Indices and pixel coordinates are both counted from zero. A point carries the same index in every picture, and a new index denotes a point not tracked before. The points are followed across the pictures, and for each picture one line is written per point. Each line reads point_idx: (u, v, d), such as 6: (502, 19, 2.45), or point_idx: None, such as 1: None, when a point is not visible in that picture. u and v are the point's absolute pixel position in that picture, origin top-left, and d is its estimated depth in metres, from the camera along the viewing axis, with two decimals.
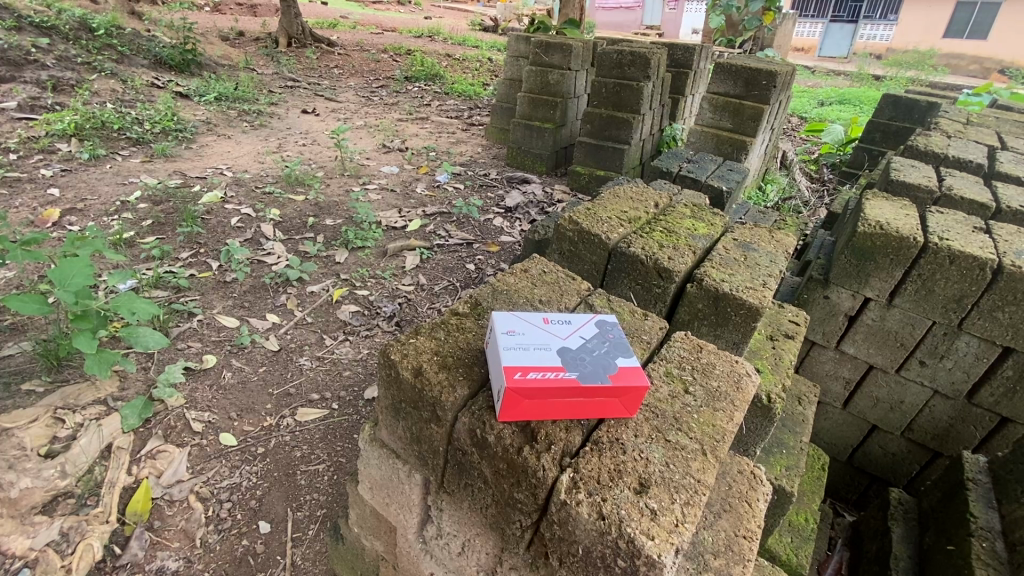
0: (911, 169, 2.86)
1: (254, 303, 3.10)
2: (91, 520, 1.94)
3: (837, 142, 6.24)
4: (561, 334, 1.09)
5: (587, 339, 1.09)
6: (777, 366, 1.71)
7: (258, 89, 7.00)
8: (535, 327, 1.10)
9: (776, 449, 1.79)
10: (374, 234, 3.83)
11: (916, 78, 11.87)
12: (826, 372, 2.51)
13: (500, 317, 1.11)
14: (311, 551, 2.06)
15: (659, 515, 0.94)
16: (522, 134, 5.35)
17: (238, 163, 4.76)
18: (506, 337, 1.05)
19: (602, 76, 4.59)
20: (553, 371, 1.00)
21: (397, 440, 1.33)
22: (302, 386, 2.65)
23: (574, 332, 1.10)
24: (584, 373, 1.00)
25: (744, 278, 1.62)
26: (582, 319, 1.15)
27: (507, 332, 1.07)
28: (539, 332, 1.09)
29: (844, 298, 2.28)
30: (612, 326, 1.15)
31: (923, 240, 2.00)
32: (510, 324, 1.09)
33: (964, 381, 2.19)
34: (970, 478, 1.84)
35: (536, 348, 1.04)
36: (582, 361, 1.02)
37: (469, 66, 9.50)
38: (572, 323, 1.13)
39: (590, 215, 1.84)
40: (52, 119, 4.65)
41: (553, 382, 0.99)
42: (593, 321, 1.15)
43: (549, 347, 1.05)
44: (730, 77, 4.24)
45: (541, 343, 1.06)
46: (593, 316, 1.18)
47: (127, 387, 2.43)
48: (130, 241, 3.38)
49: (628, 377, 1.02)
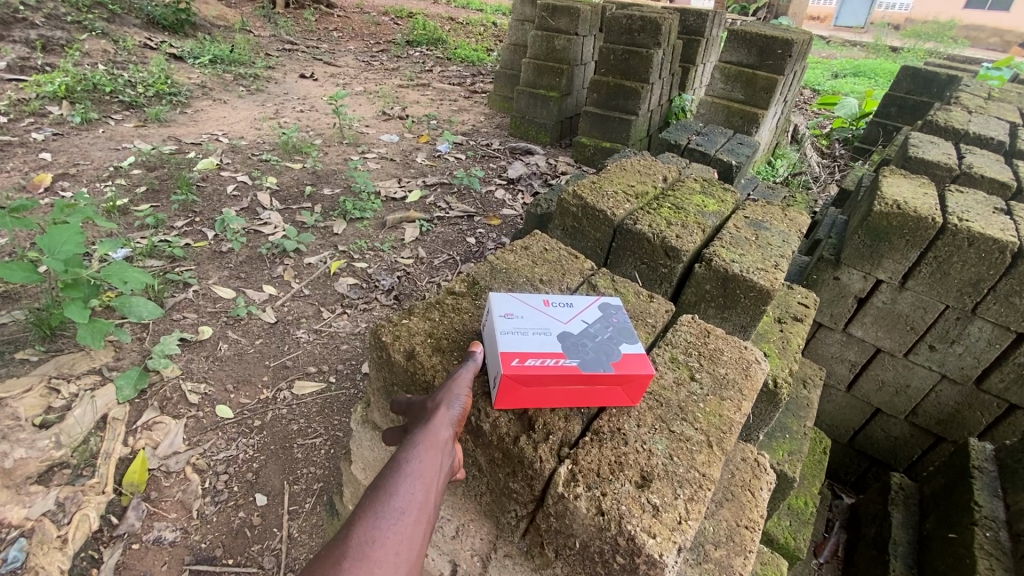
0: (930, 145, 2.75)
1: (250, 274, 3.04)
2: (86, 491, 1.93)
3: (851, 116, 6.01)
4: (562, 318, 1.03)
5: (589, 323, 1.03)
6: (784, 351, 1.65)
7: (255, 52, 6.76)
8: (534, 310, 1.04)
9: (779, 433, 1.76)
10: (373, 206, 3.73)
11: (936, 50, 11.41)
12: (831, 354, 2.44)
13: (498, 299, 1.05)
14: (308, 524, 2.07)
15: (661, 511, 0.89)
16: (526, 102, 5.17)
17: (234, 129, 4.62)
18: (502, 321, 0.99)
19: (611, 43, 4.42)
20: (553, 358, 0.94)
21: (390, 423, 1.30)
22: (298, 359, 2.61)
23: (575, 316, 1.04)
24: (585, 360, 0.95)
25: (754, 259, 1.54)
26: (585, 302, 1.09)
27: (501, 313, 1.01)
28: (538, 315, 1.02)
29: (855, 280, 2.20)
30: (617, 310, 1.08)
31: (941, 220, 1.92)
32: (508, 307, 1.03)
33: (973, 367, 2.15)
34: (976, 466, 1.79)
35: (536, 332, 0.98)
36: (584, 347, 0.97)
37: (472, 30, 9.15)
38: (574, 306, 1.07)
39: (594, 188, 1.76)
40: (42, 81, 4.50)
41: (553, 371, 0.93)
42: (596, 304, 1.09)
43: (549, 332, 0.99)
44: (743, 46, 4.07)
45: (539, 327, 1.00)
46: (596, 296, 1.12)
47: (122, 358, 2.41)
48: (123, 208, 3.31)
49: (632, 365, 0.97)
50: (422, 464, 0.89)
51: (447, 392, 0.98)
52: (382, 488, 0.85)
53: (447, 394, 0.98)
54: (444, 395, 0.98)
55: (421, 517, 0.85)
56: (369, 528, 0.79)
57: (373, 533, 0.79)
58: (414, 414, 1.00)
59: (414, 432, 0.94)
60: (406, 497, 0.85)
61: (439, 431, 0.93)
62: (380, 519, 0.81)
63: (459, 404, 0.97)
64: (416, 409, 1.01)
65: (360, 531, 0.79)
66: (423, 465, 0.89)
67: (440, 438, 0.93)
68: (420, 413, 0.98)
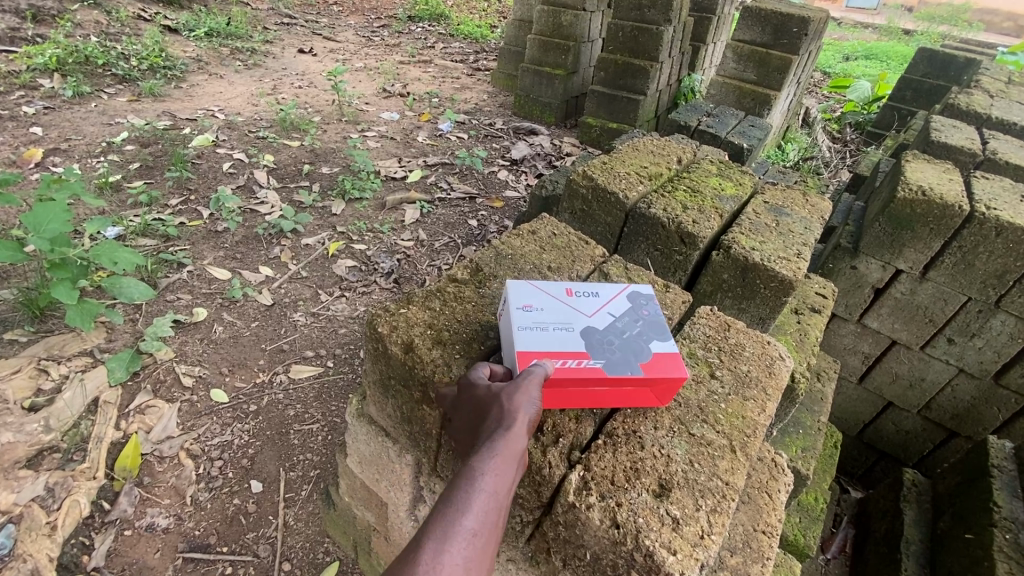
0: (952, 129, 2.63)
1: (246, 254, 2.95)
2: (77, 476, 1.86)
3: (863, 100, 5.81)
4: (586, 311, 0.96)
5: (616, 317, 0.95)
6: (802, 343, 1.57)
7: (252, 25, 6.55)
8: (556, 301, 0.96)
9: (792, 428, 1.69)
10: (372, 185, 3.62)
11: (950, 33, 11.09)
12: (844, 346, 2.37)
13: (516, 288, 0.97)
14: (304, 512, 2.02)
15: (682, 524, 0.83)
16: (531, 80, 5.01)
17: (230, 105, 4.48)
18: (521, 315, 0.92)
19: (619, 19, 4.25)
20: (575, 359, 0.87)
21: (387, 417, 1.24)
22: (295, 343, 2.54)
23: (601, 308, 0.97)
24: (610, 361, 0.88)
25: (776, 247, 1.46)
26: (612, 291, 1.01)
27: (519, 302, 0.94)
28: (560, 307, 0.95)
29: (873, 269, 2.11)
30: (647, 301, 1.01)
31: (969, 208, 1.82)
32: (527, 297, 0.95)
33: (993, 361, 2.07)
34: (995, 465, 1.73)
35: (556, 327, 0.91)
36: (610, 346, 0.90)
37: (475, 6, 8.85)
38: (600, 296, 0.99)
39: (606, 169, 1.66)
40: (33, 52, 4.35)
41: (576, 375, 0.86)
42: (625, 293, 1.01)
43: (571, 327, 0.92)
44: (758, 23, 3.90)
45: (561, 322, 0.92)
46: (625, 284, 1.04)
47: (114, 339, 2.34)
48: (116, 185, 3.21)
49: (663, 366, 0.90)
50: (494, 481, 0.76)
51: (519, 393, 0.82)
52: (453, 499, 0.74)
53: (521, 396, 0.82)
54: (521, 396, 0.82)
55: (490, 540, 0.74)
56: (438, 554, 0.67)
57: (442, 558, 0.67)
58: (479, 409, 0.85)
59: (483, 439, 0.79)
60: (478, 514, 0.73)
61: (515, 437, 0.80)
62: (451, 543, 0.69)
63: (532, 407, 0.82)
64: (480, 400, 0.85)
65: (430, 554, 0.67)
66: (497, 478, 0.76)
67: (514, 450, 0.79)
68: (486, 409, 0.83)
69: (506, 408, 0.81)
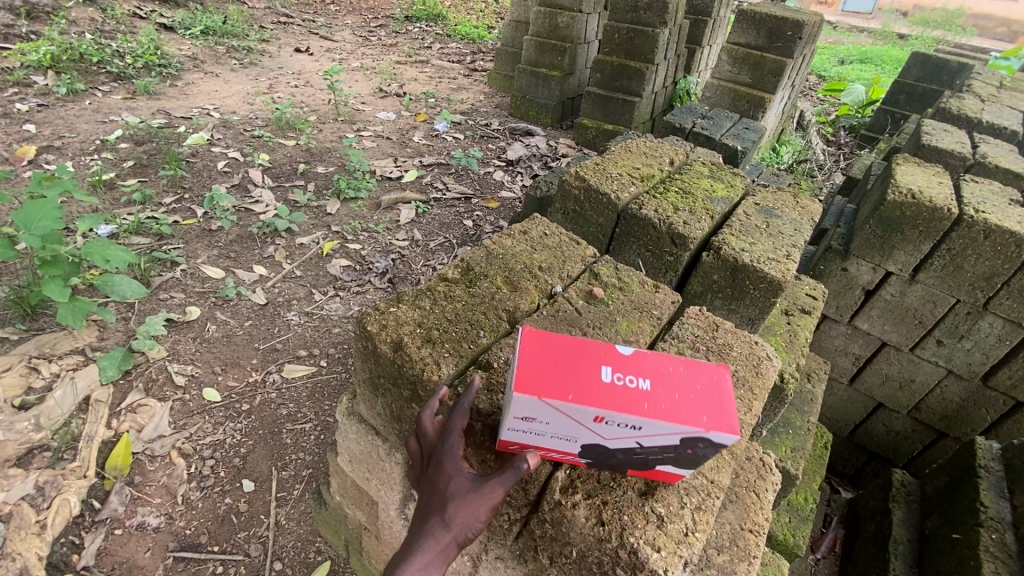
0: (943, 133, 2.65)
1: (240, 253, 2.94)
2: (67, 474, 1.86)
3: (858, 103, 5.82)
4: (607, 436, 0.80)
5: (641, 446, 0.81)
6: (791, 344, 1.59)
7: (249, 24, 6.53)
8: (574, 424, 0.78)
9: (782, 428, 1.71)
10: (367, 184, 3.62)
11: (944, 37, 11.18)
12: (835, 347, 2.39)
13: (527, 403, 0.75)
14: (296, 511, 2.01)
15: (666, 521, 0.85)
16: (527, 81, 5.02)
17: (225, 104, 4.47)
18: (523, 425, 0.81)
19: (615, 21, 4.27)
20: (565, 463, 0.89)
21: (377, 416, 1.24)
22: (289, 342, 2.54)
23: (630, 439, 0.79)
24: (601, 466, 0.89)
25: (766, 248, 1.47)
26: (663, 430, 0.75)
27: (522, 414, 0.78)
28: (575, 429, 0.79)
29: (864, 271, 2.13)
30: (703, 445, 0.77)
31: (957, 212, 1.84)
32: (535, 415, 0.78)
33: (981, 363, 2.09)
34: (982, 465, 1.75)
35: (558, 441, 0.83)
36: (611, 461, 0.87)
37: (473, 6, 8.86)
38: (640, 430, 0.76)
39: (598, 170, 1.67)
40: (27, 49, 4.33)
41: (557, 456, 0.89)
42: (679, 434, 0.76)
43: (577, 443, 0.83)
44: (753, 27, 3.92)
45: (565, 434, 0.81)
46: (693, 427, 0.74)
47: (106, 338, 2.33)
48: (109, 183, 3.20)
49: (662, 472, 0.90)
50: None
51: (466, 508, 0.86)
52: None
53: (467, 512, 0.86)
54: (465, 512, 0.86)
55: None
56: None
57: None
58: (430, 496, 0.90)
59: (419, 537, 0.86)
60: None
61: (449, 543, 0.86)
62: None
63: (479, 524, 0.86)
64: (433, 490, 0.89)
65: None
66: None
67: (444, 558, 0.86)
68: (434, 505, 0.88)
69: (455, 519, 0.85)
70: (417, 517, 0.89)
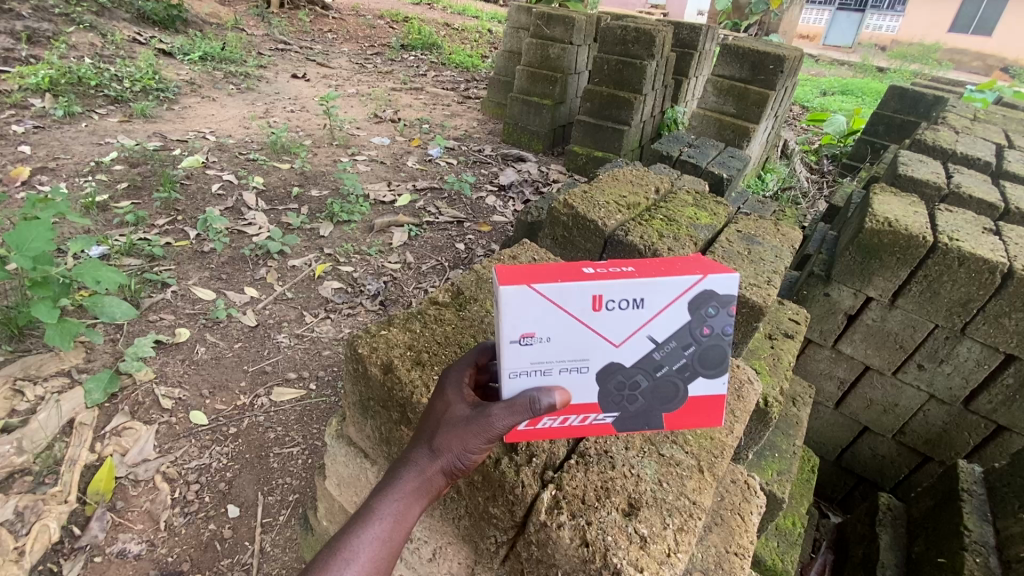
0: (919, 164, 2.75)
1: (231, 275, 2.95)
2: (47, 500, 1.83)
3: (839, 134, 6.12)
4: (615, 338, 0.83)
5: (655, 343, 0.84)
6: (775, 368, 1.62)
7: (246, 50, 6.65)
8: (576, 323, 0.82)
9: (768, 452, 1.73)
10: (361, 208, 3.66)
11: (921, 70, 11.62)
12: (820, 371, 2.43)
13: (517, 304, 0.80)
14: (281, 538, 1.98)
15: (650, 542, 0.87)
16: (520, 109, 5.15)
17: (221, 128, 4.53)
18: (523, 346, 0.83)
19: (605, 53, 4.42)
20: (585, 412, 0.90)
21: (366, 439, 1.25)
22: (278, 364, 2.53)
23: (636, 331, 0.83)
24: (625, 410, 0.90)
25: (747, 274, 1.51)
26: (662, 302, 0.81)
27: (523, 320, 0.81)
28: (580, 332, 0.83)
29: (845, 296, 2.18)
30: (710, 309, 0.82)
31: (932, 239, 1.90)
32: (533, 322, 0.82)
33: (962, 387, 2.14)
34: (965, 489, 1.77)
35: (569, 365, 0.85)
36: (635, 388, 0.88)
37: (468, 36, 9.09)
38: (642, 307, 0.82)
39: (586, 198, 1.72)
40: (26, 73, 4.39)
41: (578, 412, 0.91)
42: (682, 303, 0.82)
43: (588, 364, 0.85)
44: (736, 60, 4.08)
45: (575, 355, 0.85)
46: (689, 284, 0.81)
47: (93, 360, 2.31)
48: (102, 205, 3.21)
49: (699, 405, 0.91)
50: (400, 509, 0.89)
51: (454, 439, 0.90)
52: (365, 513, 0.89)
53: (455, 445, 0.89)
54: (453, 444, 0.90)
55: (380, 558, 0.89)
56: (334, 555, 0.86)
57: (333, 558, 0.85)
58: (422, 427, 0.95)
59: (408, 466, 0.92)
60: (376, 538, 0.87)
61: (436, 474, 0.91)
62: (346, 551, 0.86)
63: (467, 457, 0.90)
64: (427, 422, 0.94)
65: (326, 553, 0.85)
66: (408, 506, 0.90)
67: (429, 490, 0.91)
68: (425, 436, 0.93)
69: (442, 449, 0.90)
70: (409, 447, 0.95)
